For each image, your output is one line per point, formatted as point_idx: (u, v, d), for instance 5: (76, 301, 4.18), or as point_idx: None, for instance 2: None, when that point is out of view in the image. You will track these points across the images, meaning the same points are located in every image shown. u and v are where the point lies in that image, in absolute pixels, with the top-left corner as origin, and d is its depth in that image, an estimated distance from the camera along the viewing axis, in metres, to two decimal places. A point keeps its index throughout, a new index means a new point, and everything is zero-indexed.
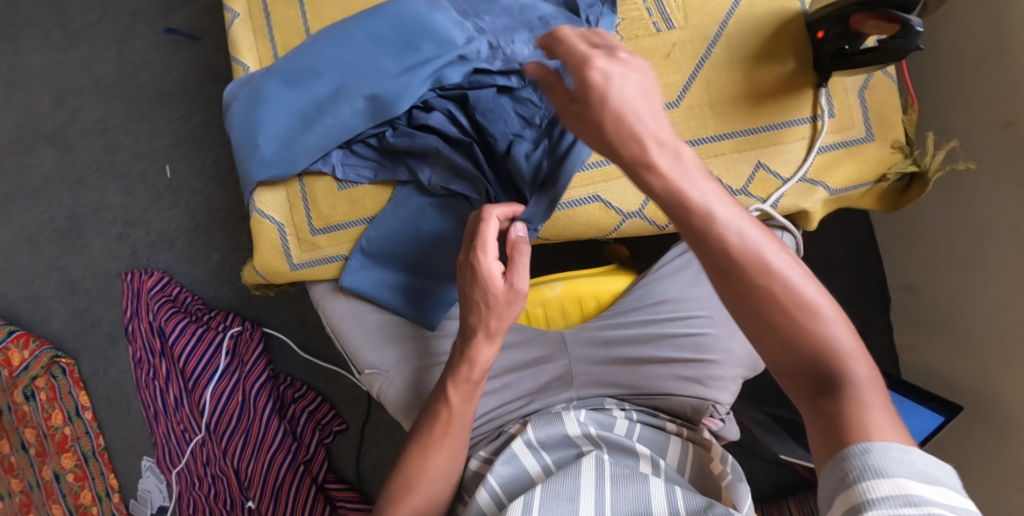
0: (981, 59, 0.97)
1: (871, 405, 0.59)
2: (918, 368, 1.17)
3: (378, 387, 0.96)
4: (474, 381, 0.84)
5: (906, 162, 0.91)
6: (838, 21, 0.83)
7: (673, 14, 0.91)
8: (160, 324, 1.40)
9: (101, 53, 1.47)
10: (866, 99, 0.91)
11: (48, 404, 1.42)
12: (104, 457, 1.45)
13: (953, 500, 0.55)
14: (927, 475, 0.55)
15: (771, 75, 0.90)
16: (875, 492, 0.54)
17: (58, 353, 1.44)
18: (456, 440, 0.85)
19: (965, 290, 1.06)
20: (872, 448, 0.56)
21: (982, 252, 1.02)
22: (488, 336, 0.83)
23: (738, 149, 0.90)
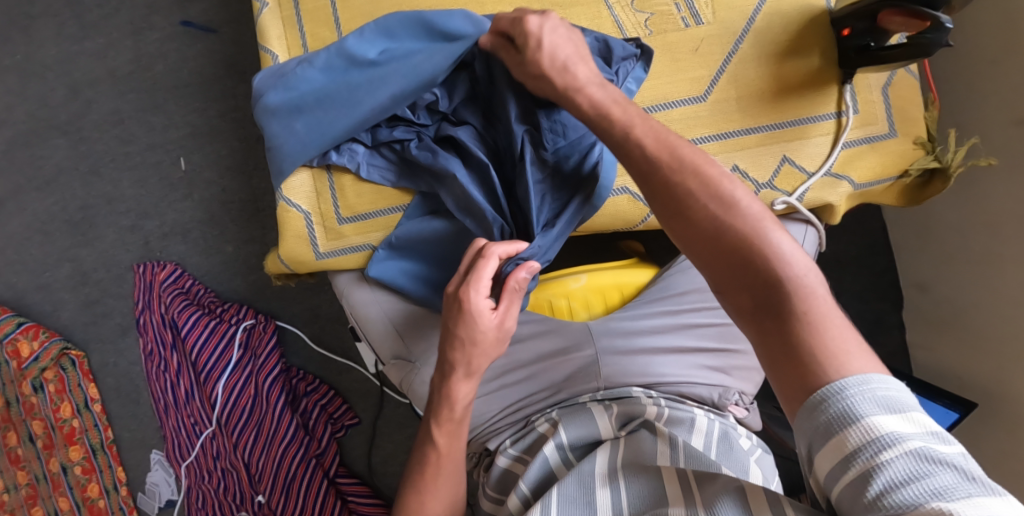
0: (999, 58, 0.98)
1: (821, 317, 0.63)
2: (929, 364, 1.18)
3: (404, 376, 0.97)
4: (457, 419, 0.85)
5: (928, 158, 0.92)
6: (865, 17, 0.85)
7: (701, 10, 0.92)
8: (172, 316, 1.40)
9: (116, 44, 1.46)
10: (889, 96, 0.93)
11: (57, 397, 1.41)
12: (112, 449, 1.45)
13: (925, 425, 0.58)
14: (893, 404, 0.59)
15: (797, 70, 0.91)
16: (845, 433, 0.58)
17: (67, 345, 1.43)
18: (449, 478, 0.86)
19: (978, 288, 1.07)
20: (847, 383, 0.60)
21: (996, 251, 1.03)
22: (466, 374, 0.83)
23: (763, 143, 0.91)
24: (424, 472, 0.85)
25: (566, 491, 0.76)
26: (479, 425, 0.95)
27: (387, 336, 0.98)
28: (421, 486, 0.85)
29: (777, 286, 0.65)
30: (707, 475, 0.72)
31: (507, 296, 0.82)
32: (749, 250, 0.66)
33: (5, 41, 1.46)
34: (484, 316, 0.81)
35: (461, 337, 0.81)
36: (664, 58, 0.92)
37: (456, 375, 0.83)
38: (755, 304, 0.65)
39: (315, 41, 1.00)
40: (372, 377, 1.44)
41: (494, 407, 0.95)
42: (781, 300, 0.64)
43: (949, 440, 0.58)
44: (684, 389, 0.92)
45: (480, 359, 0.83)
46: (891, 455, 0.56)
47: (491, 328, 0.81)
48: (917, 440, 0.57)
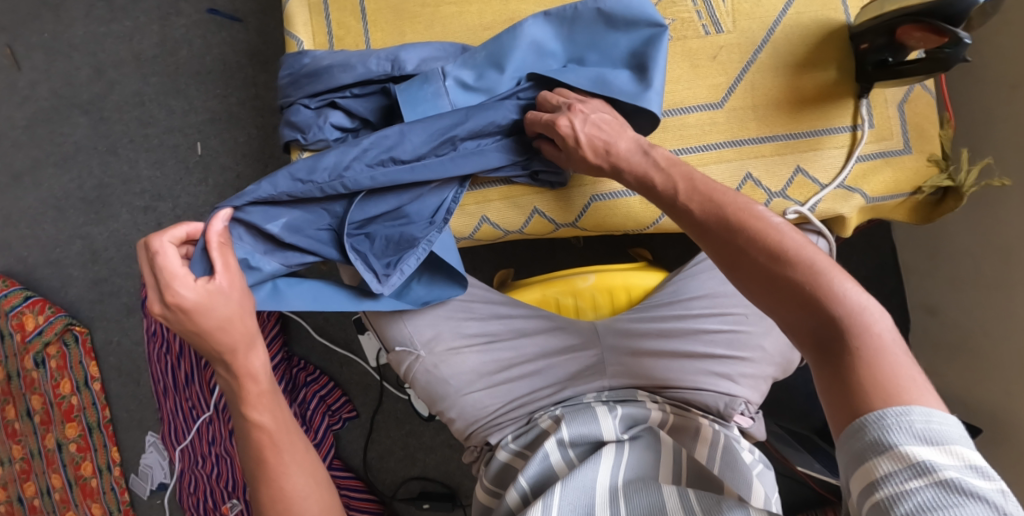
0: (1016, 83, 0.98)
1: (869, 348, 0.62)
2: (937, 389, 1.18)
3: (407, 364, 0.95)
4: (264, 389, 0.80)
5: (942, 176, 0.93)
6: (883, 34, 0.86)
7: (721, 18, 0.93)
8: None
9: (143, 28, 1.49)
10: (906, 111, 0.93)
11: (57, 373, 1.40)
12: (109, 429, 1.45)
13: (960, 456, 0.56)
14: (933, 436, 0.56)
15: (815, 82, 0.92)
16: (882, 467, 0.56)
17: (71, 321, 1.43)
18: (293, 447, 0.81)
19: (989, 313, 1.07)
20: (884, 412, 0.58)
21: (1007, 276, 1.03)
22: (230, 359, 0.78)
23: (779, 152, 0.92)
24: (263, 459, 0.79)
25: (568, 496, 0.73)
26: (482, 418, 0.94)
27: (388, 323, 0.95)
28: (269, 474, 0.79)
29: (824, 321, 0.64)
30: (713, 504, 0.69)
31: (217, 254, 0.79)
32: (799, 279, 0.66)
33: (35, 20, 1.49)
34: (209, 292, 0.76)
35: (209, 329, 0.76)
36: (683, 64, 0.93)
37: (237, 354, 0.78)
38: (814, 333, 0.65)
39: (340, 29, 1.01)
40: (373, 371, 1.43)
41: (497, 401, 0.94)
42: (829, 336, 0.64)
43: (986, 471, 0.56)
44: (690, 397, 0.92)
45: (237, 335, 0.78)
46: (921, 484, 0.55)
47: (215, 310, 0.76)
48: (950, 474, 0.55)
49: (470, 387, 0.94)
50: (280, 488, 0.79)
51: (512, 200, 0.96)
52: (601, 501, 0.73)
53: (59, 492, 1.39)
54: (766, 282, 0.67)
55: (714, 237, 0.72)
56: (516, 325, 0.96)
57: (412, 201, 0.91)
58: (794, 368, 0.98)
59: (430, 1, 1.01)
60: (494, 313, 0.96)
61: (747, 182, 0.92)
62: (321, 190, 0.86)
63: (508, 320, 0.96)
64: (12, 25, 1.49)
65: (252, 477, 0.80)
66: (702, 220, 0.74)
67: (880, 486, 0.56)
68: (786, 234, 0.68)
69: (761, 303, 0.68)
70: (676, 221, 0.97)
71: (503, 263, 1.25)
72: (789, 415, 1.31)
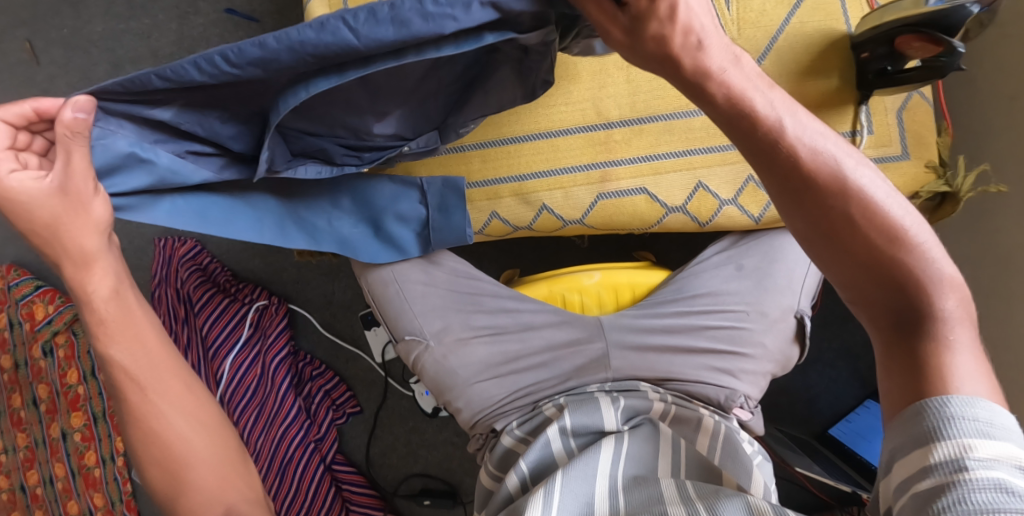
0: (1015, 95, 1.01)
1: (959, 345, 0.64)
2: None
3: (416, 354, 0.97)
4: (110, 320, 0.76)
5: (939, 182, 0.95)
6: (884, 43, 0.89)
7: (727, 26, 0.96)
8: (187, 292, 1.39)
9: (161, 26, 1.52)
10: (905, 119, 0.96)
11: (65, 362, 1.40)
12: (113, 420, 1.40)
13: (1017, 457, 0.57)
14: (987, 434, 0.58)
15: (817, 89, 0.95)
16: (933, 457, 0.58)
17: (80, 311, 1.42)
18: (161, 387, 0.78)
19: (987, 319, 1.09)
20: (950, 401, 0.60)
21: (1005, 284, 1.06)
22: (79, 266, 0.73)
23: None
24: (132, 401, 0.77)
25: (568, 483, 0.75)
26: (488, 407, 0.96)
27: (399, 314, 0.98)
28: (137, 416, 0.77)
29: (916, 308, 0.65)
30: (710, 492, 0.71)
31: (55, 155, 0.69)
32: (903, 268, 0.66)
33: (55, 15, 1.53)
34: (34, 190, 0.69)
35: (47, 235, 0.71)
36: None
37: (74, 275, 0.73)
38: (897, 321, 0.66)
39: None
40: (378, 367, 1.45)
41: (504, 391, 0.96)
42: (916, 326, 0.65)
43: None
44: (692, 389, 0.95)
45: (69, 250, 0.72)
46: (968, 476, 0.56)
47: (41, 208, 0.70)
48: (1004, 469, 0.56)
49: (477, 377, 0.96)
50: (155, 429, 0.78)
51: (521, 196, 0.97)
52: (602, 491, 0.75)
53: (62, 481, 1.40)
54: (871, 261, 0.66)
55: (831, 200, 0.67)
56: (524, 319, 0.98)
57: (348, 131, 0.83)
58: (793, 366, 1.00)
59: None
60: (503, 307, 0.98)
61: (750, 184, 0.95)
62: (196, 67, 0.68)
63: (517, 313, 0.98)
64: (33, 21, 1.52)
65: (121, 417, 0.78)
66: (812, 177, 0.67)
67: (925, 475, 0.58)
68: (904, 215, 0.67)
69: (858, 279, 0.67)
70: (680, 221, 0.98)
71: (510, 262, 1.28)
72: (790, 419, 1.35)
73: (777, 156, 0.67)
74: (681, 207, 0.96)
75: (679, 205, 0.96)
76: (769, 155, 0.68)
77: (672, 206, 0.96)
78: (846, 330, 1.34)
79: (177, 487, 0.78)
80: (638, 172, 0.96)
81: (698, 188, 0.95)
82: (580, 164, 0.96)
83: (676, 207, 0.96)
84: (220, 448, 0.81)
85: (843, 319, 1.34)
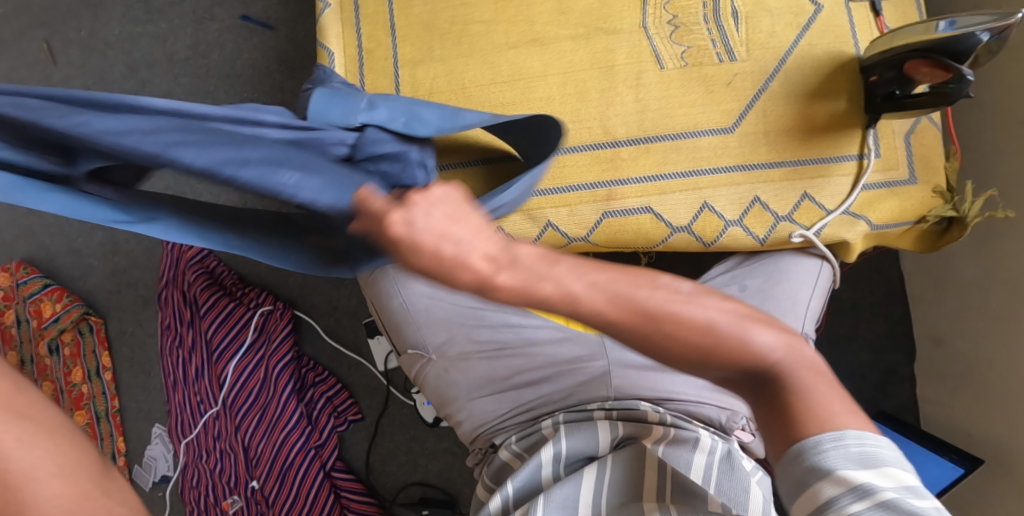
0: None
1: (819, 394, 0.63)
2: (942, 419, 1.29)
3: (419, 367, 0.99)
4: None
5: (946, 207, 0.95)
6: (893, 66, 0.89)
7: (735, 47, 0.97)
8: (193, 295, 1.41)
9: (178, 30, 1.55)
10: (912, 143, 0.96)
11: (70, 360, 1.44)
12: (116, 419, 1.47)
13: (896, 477, 0.60)
14: (869, 459, 0.60)
15: (825, 110, 0.96)
16: (824, 494, 0.59)
17: (88, 311, 1.47)
18: None
19: (995, 345, 1.16)
20: (822, 437, 0.61)
21: (1012, 309, 1.12)
22: None
23: (788, 178, 0.95)
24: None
25: None
26: (489, 422, 0.97)
27: (404, 327, 0.99)
28: None
29: (773, 380, 0.64)
30: None
31: None
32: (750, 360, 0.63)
33: (74, 17, 1.55)
34: None
35: None
36: (699, 90, 0.96)
37: None
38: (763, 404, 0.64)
39: (371, 42, 1.03)
40: (381, 375, 1.46)
41: (504, 406, 0.97)
42: (784, 395, 0.63)
43: (925, 496, 0.60)
44: (692, 408, 0.94)
45: None
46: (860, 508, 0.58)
47: None
48: (886, 492, 0.59)
49: (478, 392, 0.98)
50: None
51: None
52: None
53: None
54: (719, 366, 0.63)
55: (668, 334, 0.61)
56: (526, 334, 0.98)
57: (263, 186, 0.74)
58: None
59: (460, 19, 1.01)
60: (507, 322, 0.98)
61: (755, 205, 0.94)
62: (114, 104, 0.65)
63: (520, 329, 0.98)
64: (52, 21, 1.55)
65: None
66: (648, 326, 0.61)
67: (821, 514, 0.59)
68: (721, 306, 0.64)
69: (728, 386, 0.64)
70: (683, 241, 0.97)
71: None
72: None
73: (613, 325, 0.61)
74: (686, 227, 0.95)
75: (684, 224, 0.95)
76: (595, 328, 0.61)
77: (677, 225, 0.95)
78: (851, 351, 1.36)
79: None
80: (644, 192, 0.95)
81: (703, 208, 0.94)
82: (586, 182, 0.96)
83: (681, 227, 0.95)
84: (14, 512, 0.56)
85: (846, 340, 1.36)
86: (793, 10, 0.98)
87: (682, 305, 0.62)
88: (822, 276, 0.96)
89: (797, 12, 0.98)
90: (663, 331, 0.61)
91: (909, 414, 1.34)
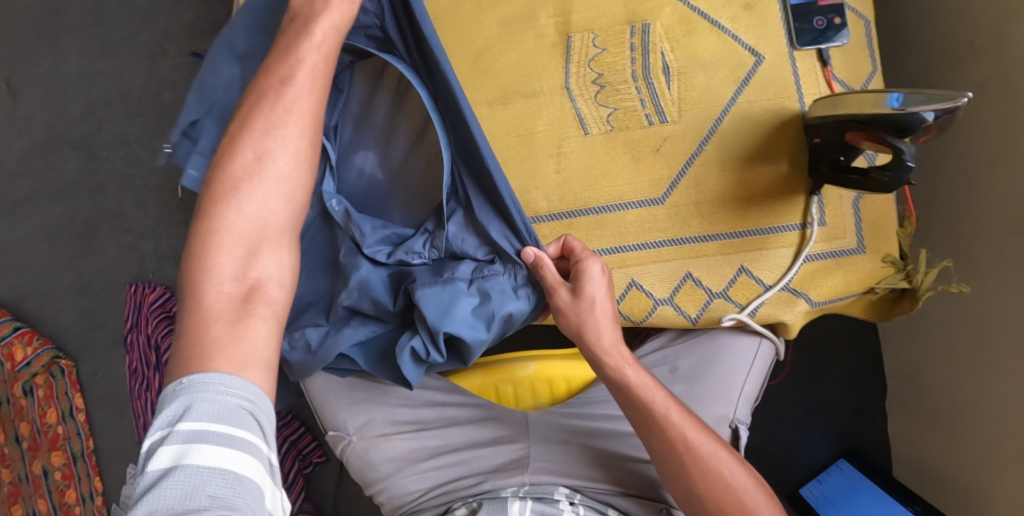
0: (997, 160, 0.96)
1: None
2: (912, 460, 1.21)
3: (341, 448, 0.95)
4: (281, 103, 0.67)
5: (897, 277, 0.88)
6: (834, 130, 0.81)
7: (666, 107, 0.89)
8: (157, 341, 1.28)
9: (131, 67, 1.39)
10: (861, 209, 0.88)
11: (44, 402, 1.27)
12: (93, 459, 1.30)
13: None
14: None
15: (764, 176, 0.88)
16: None
17: (58, 354, 1.30)
18: (269, 190, 0.67)
19: (963, 386, 1.08)
20: None
21: (983, 354, 1.03)
22: None
23: (722, 252, 0.88)
24: (296, 47, 0.68)
25: None
26: (406, 504, 0.92)
27: (326, 405, 0.96)
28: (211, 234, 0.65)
29: None
30: None
31: None
32: None
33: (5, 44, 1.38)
34: None
35: None
36: (625, 156, 0.89)
37: (247, 114, 0.68)
38: None
39: None
40: None
41: (423, 487, 0.92)
42: None
43: None
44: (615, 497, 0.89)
45: None
46: None
47: None
48: None
49: (399, 471, 0.93)
50: (235, 192, 0.66)
51: None
52: None
53: None
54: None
55: (700, 455, 0.80)
56: (449, 414, 0.97)
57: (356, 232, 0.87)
58: None
59: None
60: (429, 400, 0.97)
61: (687, 282, 0.89)
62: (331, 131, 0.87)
63: (443, 408, 0.97)
64: None
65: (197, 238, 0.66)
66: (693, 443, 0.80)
67: None
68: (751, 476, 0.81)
69: None
70: None
71: None
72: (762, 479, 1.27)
73: (664, 428, 0.80)
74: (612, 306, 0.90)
75: None
76: (652, 426, 0.80)
77: None
78: (817, 388, 1.28)
79: (213, 250, 0.65)
80: None
81: (631, 286, 0.89)
82: None
83: None
84: (277, 244, 0.68)
85: (815, 376, 1.28)
86: (731, 62, 0.89)
87: (733, 462, 0.80)
88: (758, 359, 0.90)
89: (735, 64, 0.89)
90: (713, 466, 0.79)
91: (880, 451, 1.26)
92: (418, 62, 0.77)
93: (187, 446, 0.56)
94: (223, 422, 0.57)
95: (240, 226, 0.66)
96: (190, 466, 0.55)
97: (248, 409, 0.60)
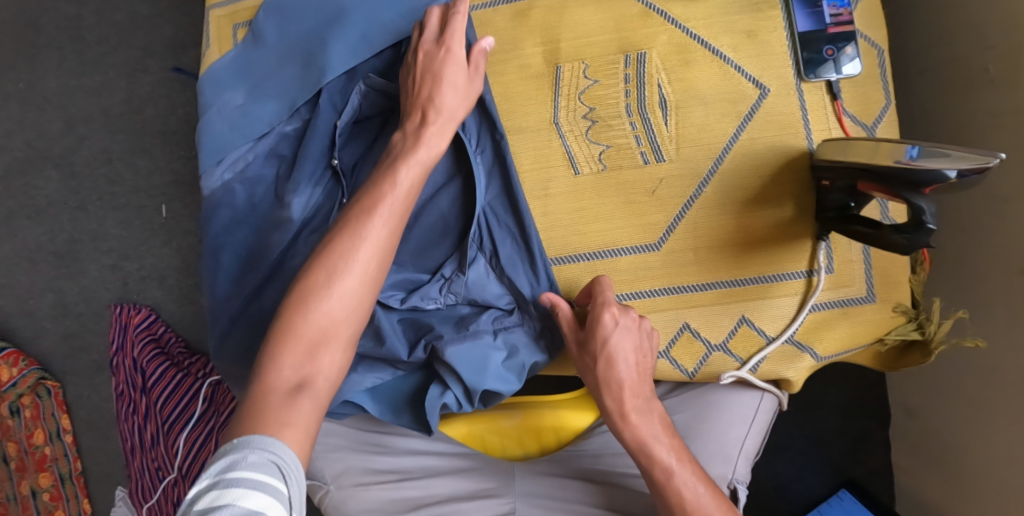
0: (1008, 196, 0.89)
1: None
2: (911, 493, 1.15)
3: (318, 498, 0.89)
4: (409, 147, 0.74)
5: (909, 327, 0.82)
6: (844, 176, 0.76)
7: (663, 145, 0.83)
8: (143, 365, 1.21)
9: (111, 84, 1.27)
10: (871, 255, 0.82)
11: (31, 423, 1.21)
12: (81, 481, 1.24)
13: None
14: None
15: (767, 219, 0.82)
16: None
17: (45, 375, 1.23)
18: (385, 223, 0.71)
19: (966, 427, 1.01)
20: None
21: (989, 397, 0.96)
22: None
23: (720, 301, 0.83)
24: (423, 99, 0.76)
25: None
26: None
27: None
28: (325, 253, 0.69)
29: None
30: None
31: None
32: None
33: None
34: None
35: None
36: (617, 199, 0.84)
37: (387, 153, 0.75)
38: None
39: None
40: None
41: None
42: None
43: None
44: None
45: None
46: None
47: None
48: None
49: None
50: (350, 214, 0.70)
51: None
52: None
53: None
54: None
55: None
56: (428, 464, 0.90)
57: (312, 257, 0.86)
58: None
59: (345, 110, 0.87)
60: (410, 449, 0.92)
61: (684, 333, 0.84)
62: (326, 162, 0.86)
63: (422, 457, 0.91)
64: None
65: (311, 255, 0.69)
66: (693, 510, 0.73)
67: None
68: None
69: None
70: None
71: None
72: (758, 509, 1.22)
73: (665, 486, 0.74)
74: None
75: None
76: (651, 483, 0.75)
77: None
78: (817, 418, 1.22)
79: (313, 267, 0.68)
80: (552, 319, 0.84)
81: None
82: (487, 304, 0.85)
83: None
84: (365, 267, 0.69)
85: (812, 407, 1.22)
86: (731, 96, 0.82)
87: None
88: (760, 411, 0.85)
89: (734, 98, 0.82)
90: None
91: (879, 483, 1.20)
92: (472, 123, 0.82)
93: (226, 491, 0.55)
94: (264, 476, 0.57)
95: (340, 244, 0.69)
96: (226, 507, 0.53)
97: (288, 470, 0.59)
